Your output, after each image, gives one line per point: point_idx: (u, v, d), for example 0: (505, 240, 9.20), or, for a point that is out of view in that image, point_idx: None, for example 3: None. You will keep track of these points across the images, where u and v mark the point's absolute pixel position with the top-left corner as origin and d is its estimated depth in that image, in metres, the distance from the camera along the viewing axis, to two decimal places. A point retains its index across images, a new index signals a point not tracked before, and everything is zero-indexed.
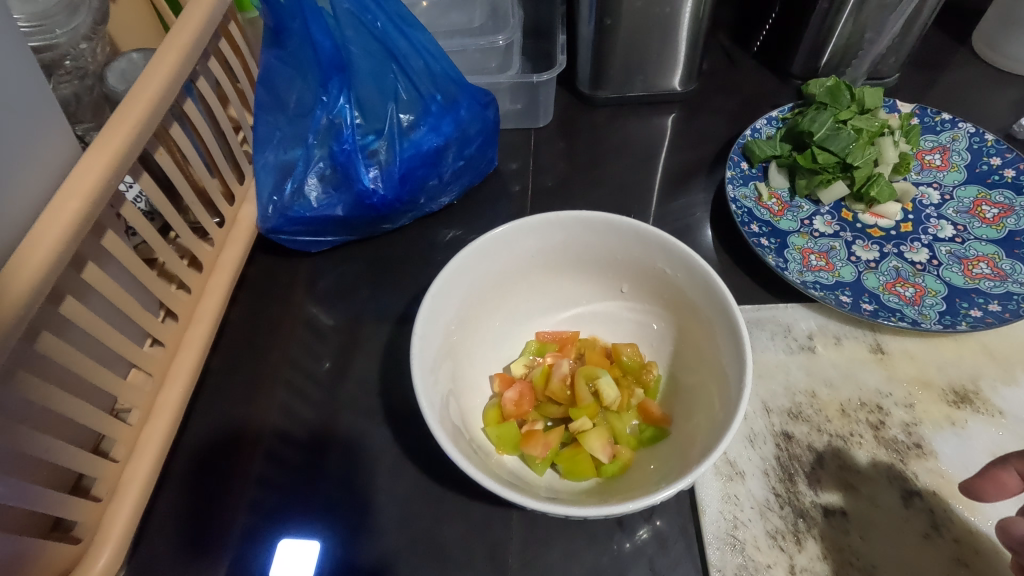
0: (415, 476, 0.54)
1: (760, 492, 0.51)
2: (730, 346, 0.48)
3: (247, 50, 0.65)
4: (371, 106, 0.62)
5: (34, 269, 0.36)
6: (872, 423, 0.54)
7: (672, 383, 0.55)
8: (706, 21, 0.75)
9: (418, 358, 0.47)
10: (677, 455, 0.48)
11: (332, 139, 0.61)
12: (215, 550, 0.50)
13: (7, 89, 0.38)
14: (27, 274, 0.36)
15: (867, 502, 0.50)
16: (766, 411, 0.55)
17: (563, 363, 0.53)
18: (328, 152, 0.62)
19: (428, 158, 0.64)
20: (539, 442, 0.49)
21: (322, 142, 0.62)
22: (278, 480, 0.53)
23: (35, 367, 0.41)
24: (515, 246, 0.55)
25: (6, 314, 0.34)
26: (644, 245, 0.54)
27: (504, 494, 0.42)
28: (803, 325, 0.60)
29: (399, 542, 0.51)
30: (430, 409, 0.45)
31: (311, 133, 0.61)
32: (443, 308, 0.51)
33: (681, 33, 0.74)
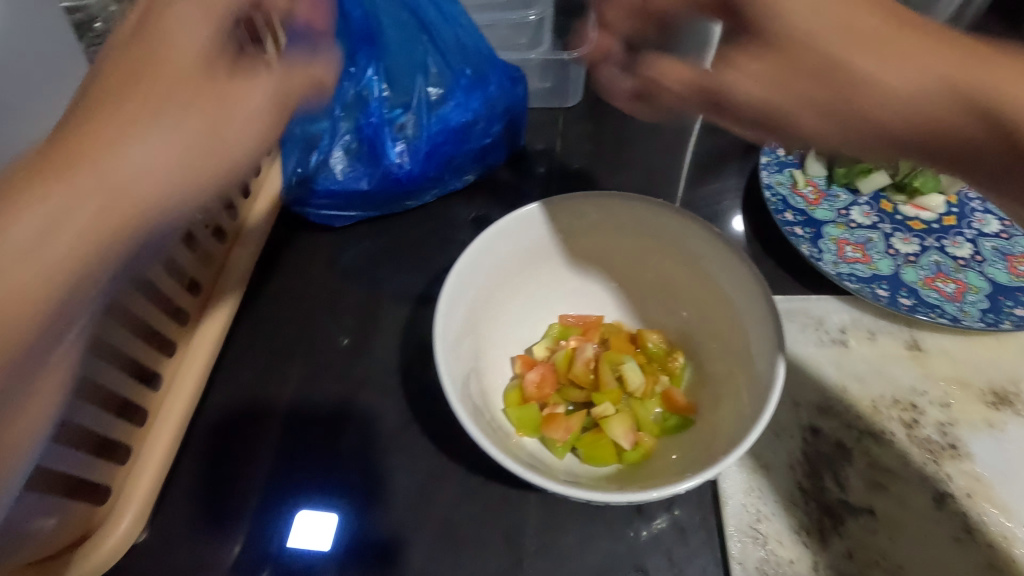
0: (432, 455, 0.53)
1: (785, 486, 0.50)
2: (763, 337, 0.46)
3: None
4: (399, 77, 0.62)
5: None
6: (905, 422, 0.52)
7: (698, 372, 0.53)
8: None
9: (441, 334, 0.47)
10: (700, 446, 0.47)
11: (358, 110, 0.62)
12: (233, 518, 0.51)
13: None
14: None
15: (896, 502, 0.48)
16: (794, 404, 0.53)
17: (587, 347, 0.53)
18: (354, 124, 0.62)
19: (455, 134, 0.63)
20: (560, 425, 0.49)
21: (346, 112, 0.62)
22: (296, 452, 0.54)
23: None
24: (542, 226, 0.54)
25: None
26: (676, 230, 0.52)
27: (525, 476, 0.42)
28: (835, 318, 0.58)
29: (415, 520, 0.50)
30: (451, 386, 0.45)
31: (336, 104, 0.61)
32: (466, 286, 0.50)
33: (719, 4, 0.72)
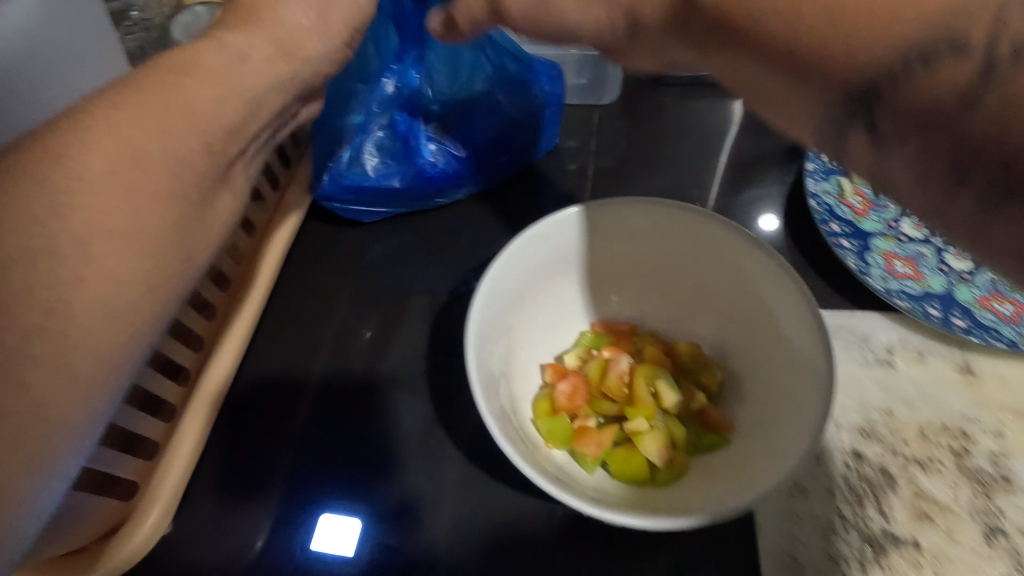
0: (457, 461, 0.52)
1: (824, 513, 0.47)
2: (812, 359, 0.44)
3: None
4: (439, 78, 0.61)
5: None
6: (955, 450, 0.50)
7: (735, 389, 0.52)
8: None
9: (473, 342, 0.45)
10: (736, 467, 0.45)
11: (395, 108, 0.60)
12: (254, 516, 0.50)
13: None
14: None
15: (943, 535, 0.46)
16: (837, 427, 0.51)
17: (621, 360, 0.52)
18: (389, 122, 0.60)
19: (490, 141, 0.63)
20: (592, 440, 0.48)
21: (382, 109, 0.60)
22: (319, 451, 0.53)
23: None
24: (580, 230, 0.52)
25: None
26: (721, 241, 0.50)
27: (557, 495, 0.40)
28: (882, 337, 0.55)
29: (439, 528, 0.49)
30: (484, 397, 0.44)
31: (374, 100, 0.59)
32: (499, 292, 0.49)
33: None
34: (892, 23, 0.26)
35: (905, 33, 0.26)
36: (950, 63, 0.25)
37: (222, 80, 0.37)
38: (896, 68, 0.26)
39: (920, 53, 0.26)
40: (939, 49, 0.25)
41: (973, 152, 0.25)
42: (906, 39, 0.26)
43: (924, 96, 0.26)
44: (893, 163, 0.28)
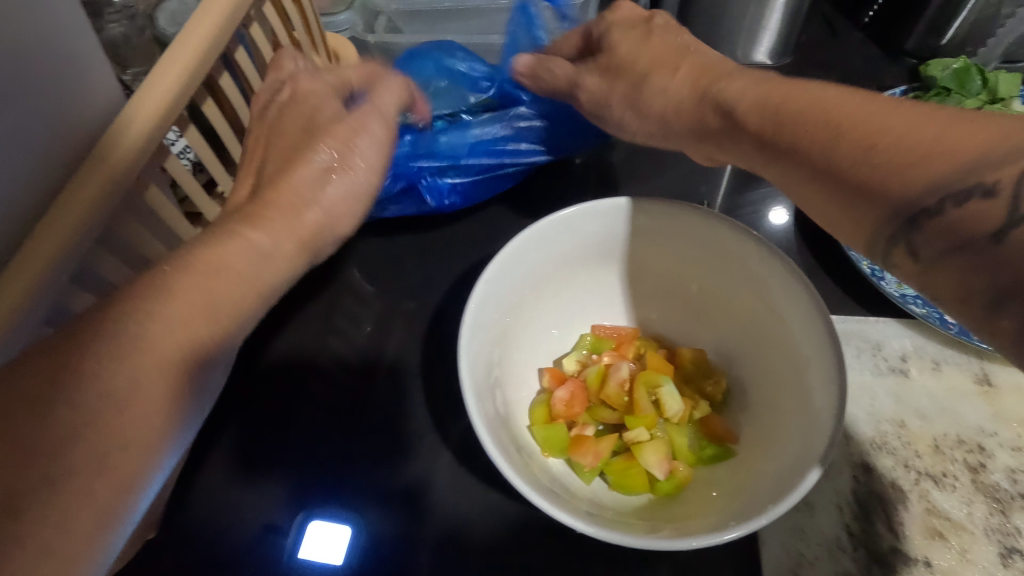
0: (453, 467, 0.51)
1: (833, 530, 0.46)
2: (822, 371, 0.41)
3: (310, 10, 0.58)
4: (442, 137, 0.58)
5: (56, 245, 0.35)
6: (970, 465, 0.48)
7: (740, 397, 0.50)
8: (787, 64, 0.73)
9: (466, 349, 0.43)
10: (740, 481, 0.43)
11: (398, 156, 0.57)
12: (244, 519, 0.49)
13: (31, 24, 0.36)
14: (53, 243, 0.35)
15: (956, 555, 0.45)
16: (847, 439, 0.49)
17: (622, 366, 0.50)
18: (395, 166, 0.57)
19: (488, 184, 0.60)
20: (590, 450, 0.46)
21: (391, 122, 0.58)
22: (314, 454, 0.51)
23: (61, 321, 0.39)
24: (582, 230, 0.49)
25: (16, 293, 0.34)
26: (730, 245, 0.48)
27: (553, 512, 0.38)
28: (895, 345, 0.53)
29: (433, 534, 0.48)
30: (478, 406, 0.42)
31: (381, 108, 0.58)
32: (495, 295, 0.47)
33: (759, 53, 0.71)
34: (917, 168, 0.31)
35: (932, 179, 0.31)
36: (980, 203, 0.29)
37: (252, 277, 0.39)
38: (929, 207, 0.31)
39: (952, 197, 0.30)
40: (968, 193, 0.30)
41: (1012, 280, 0.27)
42: (933, 185, 0.31)
43: (954, 228, 0.30)
44: (935, 279, 0.31)
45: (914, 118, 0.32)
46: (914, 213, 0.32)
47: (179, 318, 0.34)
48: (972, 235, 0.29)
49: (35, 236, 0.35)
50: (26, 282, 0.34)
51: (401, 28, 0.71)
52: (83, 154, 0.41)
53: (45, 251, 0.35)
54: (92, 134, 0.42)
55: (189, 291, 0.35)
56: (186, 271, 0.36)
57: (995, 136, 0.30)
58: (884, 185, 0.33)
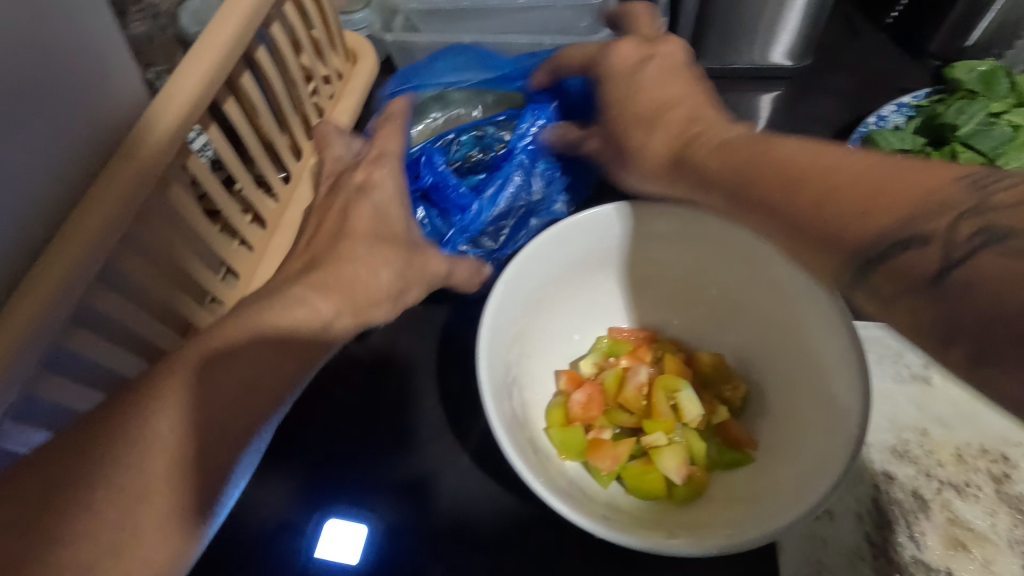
0: (469, 467, 0.50)
1: (852, 538, 0.45)
2: (846, 379, 0.41)
3: (330, 7, 0.58)
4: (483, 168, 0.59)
5: (82, 244, 0.35)
6: (994, 475, 0.47)
7: (760, 403, 0.49)
8: (806, 66, 0.72)
9: (485, 351, 0.43)
10: (759, 487, 0.43)
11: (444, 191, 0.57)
12: (262, 517, 0.49)
13: (59, 26, 0.36)
14: (81, 241, 0.35)
15: (978, 566, 0.44)
16: (867, 447, 0.48)
17: (640, 370, 0.50)
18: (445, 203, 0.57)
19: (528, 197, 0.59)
20: (607, 454, 0.46)
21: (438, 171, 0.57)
22: (330, 452, 0.51)
23: (84, 318, 0.40)
24: (601, 232, 0.49)
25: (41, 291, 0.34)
26: (752, 250, 0.47)
27: (570, 516, 0.38)
28: (917, 351, 0.52)
29: (448, 535, 0.48)
30: (496, 407, 0.42)
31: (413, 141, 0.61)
32: (514, 297, 0.47)
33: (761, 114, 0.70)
34: (865, 220, 0.31)
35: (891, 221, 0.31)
36: (916, 251, 0.30)
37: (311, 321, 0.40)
38: (874, 255, 0.31)
39: (891, 247, 0.30)
40: (906, 243, 0.30)
41: None
42: (876, 235, 0.31)
43: (901, 274, 0.30)
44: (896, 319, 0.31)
45: (856, 172, 0.32)
46: (861, 262, 0.31)
47: (242, 357, 0.36)
48: (914, 281, 0.30)
49: (63, 233, 0.35)
50: (51, 281, 0.34)
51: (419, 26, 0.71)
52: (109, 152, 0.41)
53: (70, 250, 0.35)
54: (117, 132, 0.42)
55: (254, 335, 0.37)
56: (255, 317, 0.38)
57: (932, 186, 0.31)
58: (836, 235, 0.32)
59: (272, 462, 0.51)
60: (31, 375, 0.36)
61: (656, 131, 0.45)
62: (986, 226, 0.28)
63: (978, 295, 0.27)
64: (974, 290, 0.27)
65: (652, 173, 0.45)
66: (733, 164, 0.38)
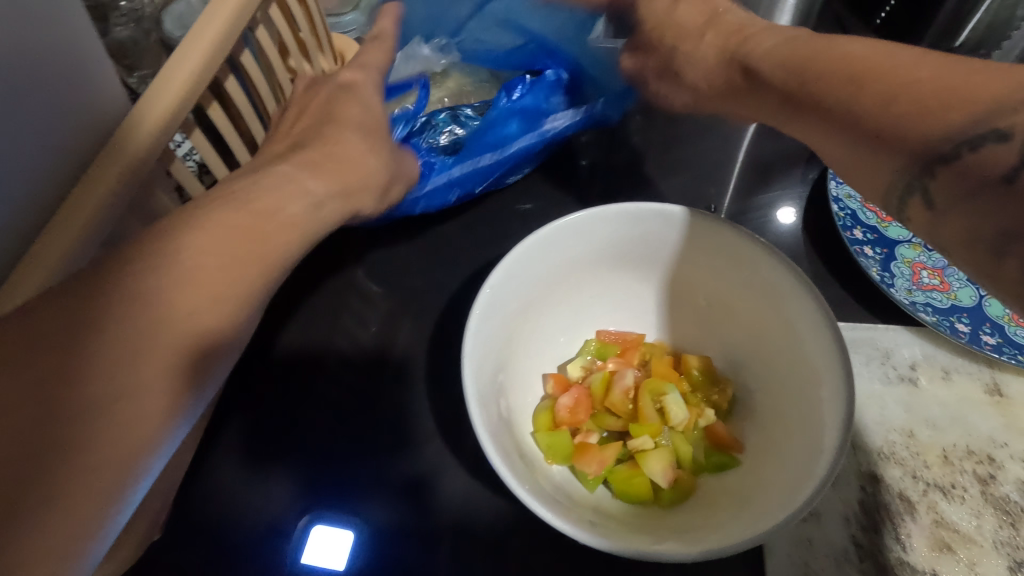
0: (458, 472, 0.50)
1: (839, 540, 0.45)
2: (834, 379, 0.41)
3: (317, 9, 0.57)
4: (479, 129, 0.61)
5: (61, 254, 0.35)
6: (980, 477, 0.48)
7: (747, 405, 0.49)
8: None
9: (470, 356, 0.43)
10: (746, 490, 0.43)
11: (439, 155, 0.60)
12: (249, 522, 0.49)
13: (38, 35, 0.36)
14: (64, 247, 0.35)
15: (963, 567, 0.44)
16: (854, 449, 0.49)
17: (627, 374, 0.50)
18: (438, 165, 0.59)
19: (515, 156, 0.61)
20: (593, 458, 0.46)
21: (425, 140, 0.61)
22: (318, 456, 0.51)
23: None
24: (588, 235, 0.49)
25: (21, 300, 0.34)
26: (739, 253, 0.47)
27: (554, 520, 0.38)
28: (905, 353, 0.52)
29: (436, 539, 0.48)
30: (481, 412, 0.42)
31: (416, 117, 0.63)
32: (500, 301, 0.46)
33: None
34: (932, 115, 0.31)
35: (948, 125, 0.30)
36: (993, 147, 0.29)
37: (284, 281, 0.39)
38: (945, 152, 0.30)
39: (968, 141, 0.30)
40: (982, 137, 0.29)
41: None
42: (946, 131, 0.30)
43: (968, 173, 0.30)
44: (950, 226, 0.31)
45: (936, 68, 0.32)
46: (929, 159, 0.31)
47: (183, 293, 0.33)
48: (982, 181, 0.29)
49: (42, 242, 0.36)
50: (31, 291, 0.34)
51: None
52: (89, 158, 0.41)
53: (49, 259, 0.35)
54: (99, 138, 0.42)
55: (198, 268, 0.34)
56: (194, 248, 0.34)
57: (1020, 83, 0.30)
58: (902, 131, 0.32)
59: (260, 467, 0.51)
60: None
61: (709, 35, 0.48)
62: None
63: None
64: None
65: (707, 72, 0.47)
66: (795, 60, 0.39)
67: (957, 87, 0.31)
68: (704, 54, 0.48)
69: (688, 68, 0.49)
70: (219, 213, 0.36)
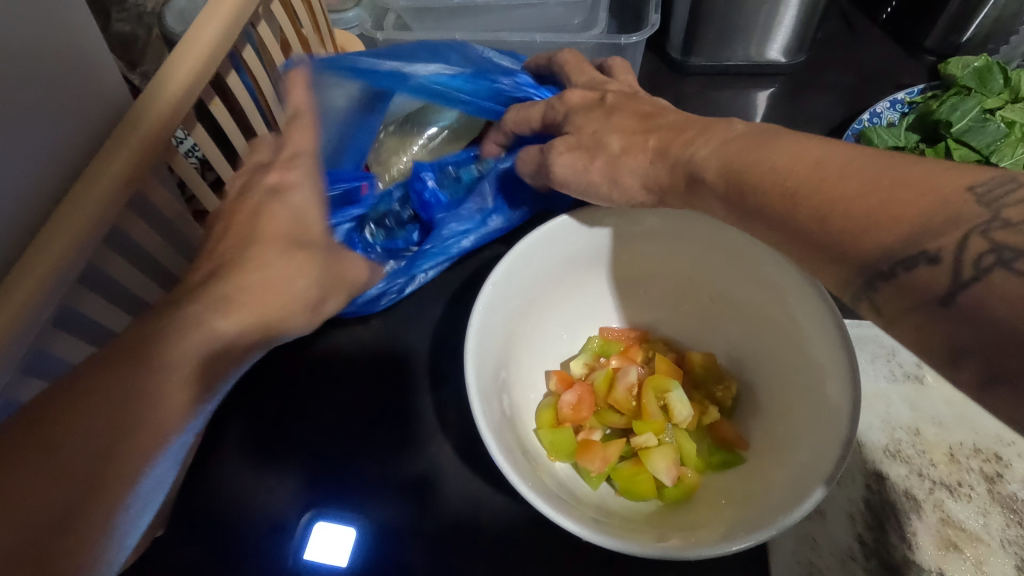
0: (460, 469, 0.50)
1: (844, 539, 0.45)
2: (840, 377, 0.40)
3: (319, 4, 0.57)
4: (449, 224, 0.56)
5: (62, 248, 0.35)
6: (987, 475, 0.47)
7: (751, 403, 0.49)
8: (801, 62, 0.72)
9: (473, 352, 0.43)
10: (750, 487, 0.43)
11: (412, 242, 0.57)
12: (250, 519, 0.49)
13: (39, 27, 0.36)
14: (64, 242, 0.35)
15: (971, 566, 0.44)
16: (860, 446, 0.48)
17: (631, 370, 0.50)
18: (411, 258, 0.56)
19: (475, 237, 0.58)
20: (596, 455, 0.45)
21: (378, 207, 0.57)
22: (319, 453, 0.51)
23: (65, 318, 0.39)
24: (592, 231, 0.49)
25: (22, 293, 0.34)
26: (743, 251, 0.47)
27: (558, 517, 0.38)
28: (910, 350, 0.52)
29: (439, 536, 0.48)
30: (484, 409, 0.41)
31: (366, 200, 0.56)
32: (503, 297, 0.46)
33: (757, 113, 0.70)
34: (869, 234, 0.30)
35: (885, 243, 0.29)
36: (928, 269, 0.28)
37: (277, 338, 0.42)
38: (882, 270, 0.29)
39: (902, 261, 0.29)
40: (915, 259, 0.28)
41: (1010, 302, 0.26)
42: (883, 250, 0.29)
43: (913, 290, 0.29)
44: (902, 336, 0.30)
45: (864, 179, 0.31)
46: (870, 275, 0.30)
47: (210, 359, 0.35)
48: (922, 299, 0.28)
49: (42, 235, 0.35)
50: (31, 285, 0.34)
51: (410, 24, 0.70)
52: (90, 153, 0.41)
53: (48, 254, 0.35)
54: (99, 133, 0.42)
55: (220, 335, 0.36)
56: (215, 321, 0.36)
57: (946, 194, 0.29)
58: (853, 236, 0.30)
59: (261, 464, 0.51)
60: (11, 378, 0.35)
61: (646, 143, 0.44)
62: (997, 244, 0.27)
63: (990, 315, 0.26)
64: (985, 309, 0.26)
65: (638, 184, 0.44)
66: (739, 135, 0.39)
67: (896, 199, 0.30)
68: (629, 180, 0.45)
69: (624, 173, 0.45)
70: (241, 286, 0.39)
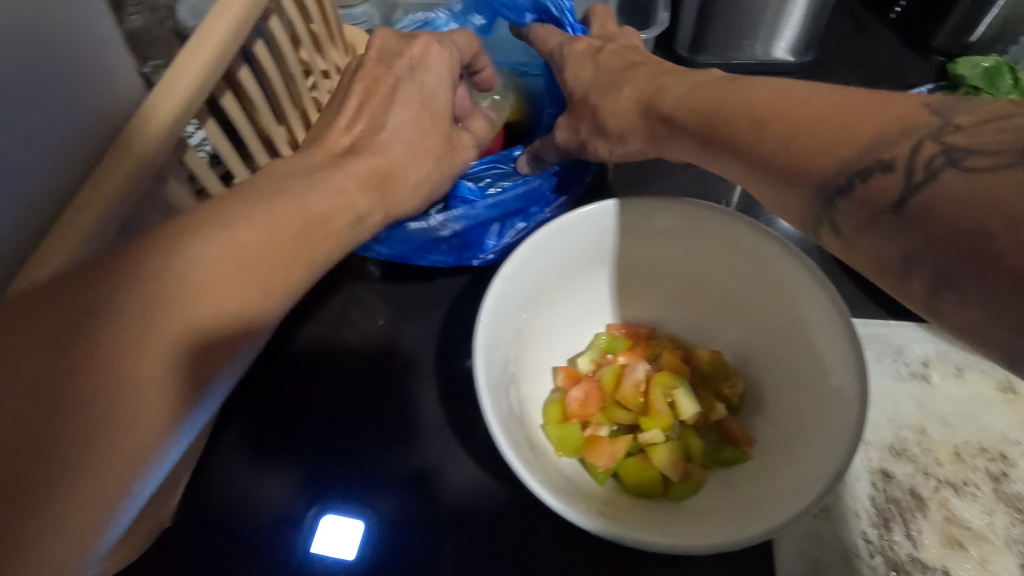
0: (467, 463, 0.51)
1: (850, 537, 0.45)
2: (847, 378, 0.40)
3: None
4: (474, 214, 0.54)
5: (76, 241, 0.35)
6: (992, 474, 0.47)
7: (756, 400, 0.49)
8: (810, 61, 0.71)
9: (482, 348, 0.43)
10: (756, 484, 0.43)
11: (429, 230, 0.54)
12: (259, 509, 0.49)
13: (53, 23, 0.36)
14: (79, 234, 0.36)
15: (975, 565, 0.44)
16: (865, 444, 0.48)
17: (638, 367, 0.50)
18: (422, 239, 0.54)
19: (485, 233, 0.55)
20: (604, 451, 0.46)
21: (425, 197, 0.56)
22: (327, 445, 0.52)
23: None
24: (600, 226, 0.49)
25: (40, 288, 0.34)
26: (756, 249, 0.47)
27: (566, 513, 0.38)
28: (918, 350, 0.52)
29: (446, 530, 0.48)
30: (492, 404, 0.42)
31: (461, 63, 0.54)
32: (512, 292, 0.46)
33: None
34: (829, 152, 0.31)
35: (840, 160, 0.31)
36: (881, 178, 0.29)
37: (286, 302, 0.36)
38: (840, 185, 0.31)
39: (858, 174, 0.30)
40: (869, 169, 0.30)
41: None
42: (840, 165, 0.31)
43: (866, 204, 0.30)
44: (859, 252, 0.32)
45: None
46: (830, 193, 0.32)
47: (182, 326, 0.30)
48: (878, 209, 0.29)
49: (57, 229, 0.36)
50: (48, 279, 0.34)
51: None
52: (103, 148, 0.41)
53: (64, 247, 0.35)
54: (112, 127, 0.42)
55: (205, 284, 0.31)
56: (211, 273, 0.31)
57: (901, 112, 0.31)
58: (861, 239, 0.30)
59: (269, 457, 0.51)
60: None
61: (625, 91, 0.48)
62: (947, 146, 0.28)
63: (941, 216, 0.26)
64: (931, 210, 0.27)
65: (624, 128, 0.47)
66: (705, 105, 0.40)
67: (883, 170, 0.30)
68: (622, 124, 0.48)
69: (609, 118, 0.48)
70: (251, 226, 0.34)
